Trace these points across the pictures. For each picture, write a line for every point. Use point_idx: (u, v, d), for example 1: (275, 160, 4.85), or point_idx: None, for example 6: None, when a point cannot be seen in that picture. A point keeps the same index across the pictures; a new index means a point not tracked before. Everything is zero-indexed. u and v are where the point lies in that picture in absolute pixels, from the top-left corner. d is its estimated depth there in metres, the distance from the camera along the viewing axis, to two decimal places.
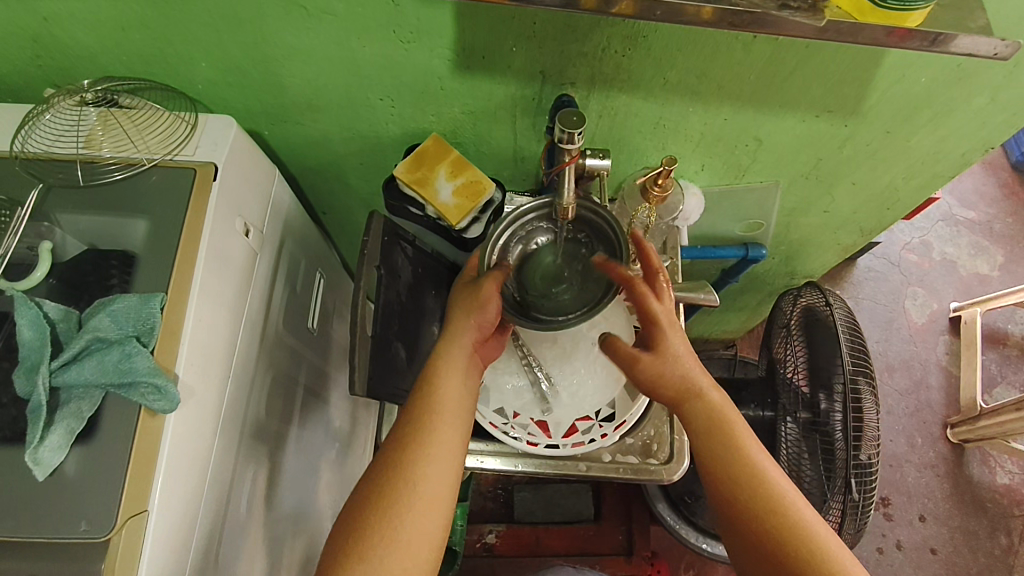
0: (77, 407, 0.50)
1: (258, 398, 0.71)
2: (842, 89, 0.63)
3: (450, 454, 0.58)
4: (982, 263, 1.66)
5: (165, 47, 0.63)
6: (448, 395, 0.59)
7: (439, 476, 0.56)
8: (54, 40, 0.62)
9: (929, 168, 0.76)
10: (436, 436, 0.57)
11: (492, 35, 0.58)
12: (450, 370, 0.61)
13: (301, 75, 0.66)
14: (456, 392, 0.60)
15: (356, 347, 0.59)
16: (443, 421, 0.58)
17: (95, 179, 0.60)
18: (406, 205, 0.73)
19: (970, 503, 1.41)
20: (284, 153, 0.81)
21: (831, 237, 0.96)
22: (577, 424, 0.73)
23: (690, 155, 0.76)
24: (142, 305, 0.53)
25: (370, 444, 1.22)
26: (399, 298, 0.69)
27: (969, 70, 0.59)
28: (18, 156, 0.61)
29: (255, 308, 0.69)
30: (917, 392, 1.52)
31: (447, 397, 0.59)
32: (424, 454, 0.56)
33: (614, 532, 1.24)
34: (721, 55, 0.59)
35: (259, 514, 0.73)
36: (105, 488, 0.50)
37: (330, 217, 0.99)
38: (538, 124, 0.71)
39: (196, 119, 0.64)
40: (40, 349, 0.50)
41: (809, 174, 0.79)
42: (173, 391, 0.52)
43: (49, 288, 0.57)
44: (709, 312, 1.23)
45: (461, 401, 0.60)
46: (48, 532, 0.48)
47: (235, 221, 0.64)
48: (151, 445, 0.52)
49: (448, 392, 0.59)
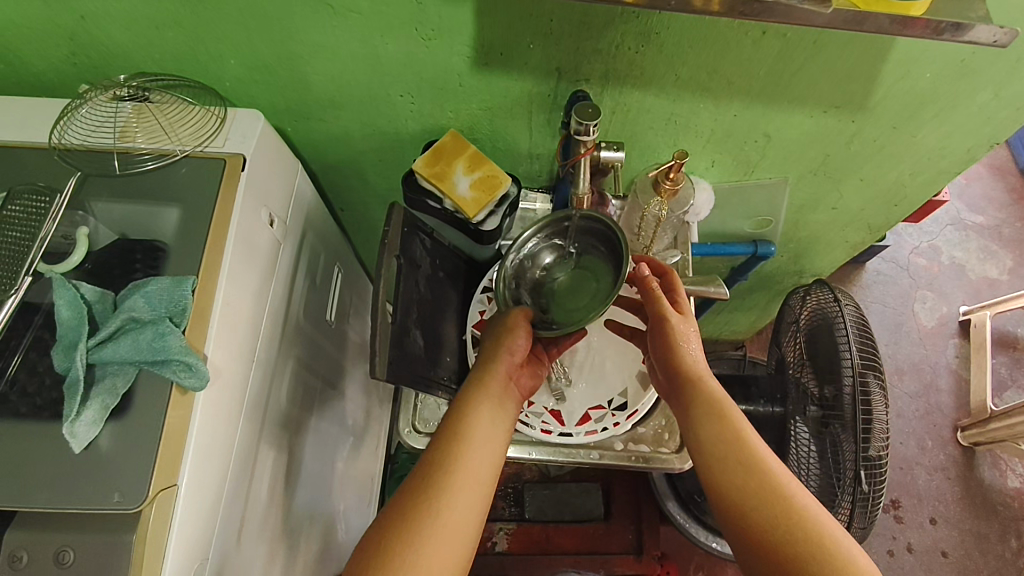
0: (111, 384, 0.52)
1: (280, 385, 0.73)
2: (849, 84, 0.65)
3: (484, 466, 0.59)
4: (991, 267, 1.67)
5: (196, 45, 0.66)
6: (475, 442, 0.59)
7: (469, 498, 0.57)
8: (90, 38, 0.65)
9: (936, 164, 0.78)
10: (462, 483, 0.57)
11: (510, 32, 0.61)
12: (480, 416, 0.61)
13: (325, 72, 0.69)
14: (486, 440, 0.60)
15: (376, 332, 0.61)
16: (469, 467, 0.58)
17: (129, 168, 0.63)
18: (424, 198, 0.75)
19: (980, 506, 1.40)
20: (306, 149, 0.84)
21: (838, 234, 0.97)
22: (590, 412, 0.74)
23: (700, 151, 0.78)
24: (175, 288, 0.56)
25: (383, 440, 1.23)
26: (417, 287, 0.71)
27: (973, 65, 0.61)
28: (56, 148, 0.63)
29: (278, 296, 0.71)
30: (927, 395, 1.52)
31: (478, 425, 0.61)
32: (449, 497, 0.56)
33: (624, 531, 1.24)
34: (731, 51, 0.61)
35: (278, 501, 0.75)
36: (138, 462, 0.52)
37: (348, 214, 1.02)
38: (553, 119, 0.74)
39: (225, 113, 0.67)
40: (77, 328, 0.53)
41: (818, 170, 0.80)
42: (203, 369, 0.54)
43: (84, 272, 0.59)
44: (719, 311, 1.25)
45: (490, 431, 0.61)
46: (84, 504, 0.50)
47: (261, 212, 0.66)
48: (180, 421, 0.54)
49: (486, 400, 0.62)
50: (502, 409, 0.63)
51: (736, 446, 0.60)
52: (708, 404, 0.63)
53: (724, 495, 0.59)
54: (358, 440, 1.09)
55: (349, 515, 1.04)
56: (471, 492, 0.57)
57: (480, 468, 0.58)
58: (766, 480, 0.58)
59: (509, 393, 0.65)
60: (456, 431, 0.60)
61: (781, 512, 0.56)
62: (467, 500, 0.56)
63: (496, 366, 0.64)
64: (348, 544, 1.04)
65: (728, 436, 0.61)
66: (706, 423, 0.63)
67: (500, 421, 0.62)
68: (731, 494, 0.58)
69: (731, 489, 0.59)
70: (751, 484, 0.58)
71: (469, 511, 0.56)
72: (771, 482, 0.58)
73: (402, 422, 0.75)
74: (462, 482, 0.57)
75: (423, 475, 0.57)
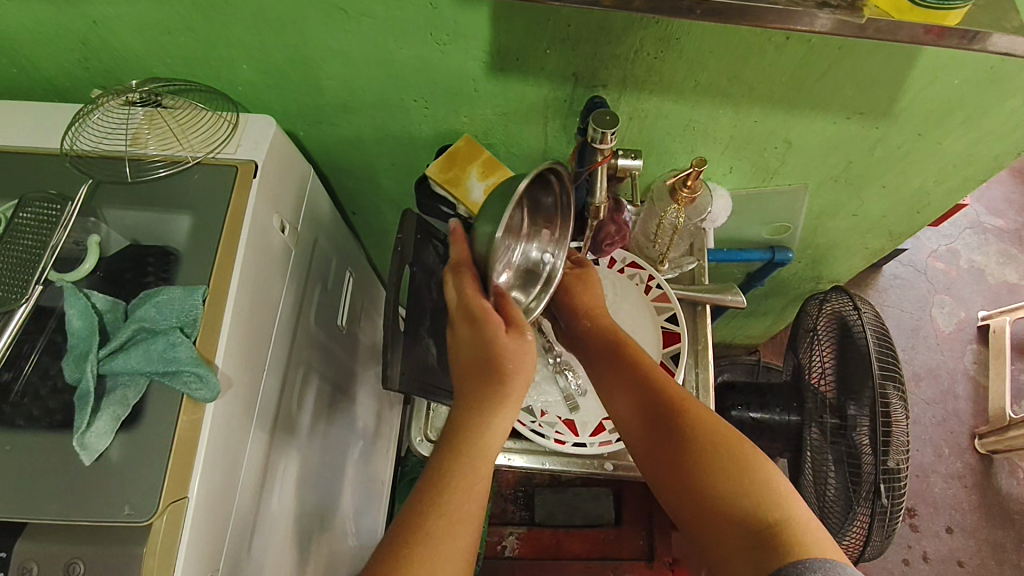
0: (122, 395, 0.52)
1: (290, 392, 0.73)
2: (874, 91, 0.63)
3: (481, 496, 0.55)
4: (1011, 272, 1.64)
5: (208, 50, 0.65)
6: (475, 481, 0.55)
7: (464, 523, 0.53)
8: (102, 42, 0.65)
9: (961, 171, 0.76)
10: (452, 520, 0.52)
11: (527, 38, 0.59)
12: (477, 456, 0.56)
13: (338, 77, 0.68)
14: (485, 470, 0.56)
15: (388, 342, 0.60)
16: (464, 506, 0.53)
17: (141, 175, 0.63)
18: (438, 204, 0.75)
19: (998, 515, 1.38)
20: (318, 153, 0.83)
21: (858, 241, 0.95)
22: (604, 423, 0.73)
23: (719, 157, 0.77)
24: (186, 297, 0.55)
25: (393, 443, 1.23)
26: (430, 295, 0.70)
27: (1004, 72, 0.59)
28: (68, 154, 0.63)
29: (290, 303, 0.70)
30: (944, 401, 1.50)
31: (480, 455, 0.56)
32: (443, 535, 0.52)
33: (636, 537, 1.23)
34: (753, 56, 0.60)
35: (288, 508, 0.74)
36: (149, 476, 0.51)
37: (359, 218, 1.01)
38: (568, 125, 0.72)
39: (237, 118, 0.66)
40: (88, 339, 0.52)
41: (839, 177, 0.79)
42: (213, 380, 0.53)
43: (96, 280, 0.59)
44: (733, 316, 1.23)
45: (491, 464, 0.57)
46: (95, 516, 0.50)
47: (273, 218, 0.65)
48: (191, 433, 0.53)
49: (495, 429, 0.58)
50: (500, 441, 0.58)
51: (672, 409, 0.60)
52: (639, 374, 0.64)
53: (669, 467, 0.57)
54: (368, 444, 1.08)
55: (359, 520, 1.03)
56: (466, 531, 0.53)
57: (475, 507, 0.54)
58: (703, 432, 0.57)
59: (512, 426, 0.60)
60: (446, 467, 0.55)
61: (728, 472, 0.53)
62: (464, 542, 0.52)
63: (495, 395, 0.58)
64: (359, 547, 1.04)
65: (662, 401, 0.61)
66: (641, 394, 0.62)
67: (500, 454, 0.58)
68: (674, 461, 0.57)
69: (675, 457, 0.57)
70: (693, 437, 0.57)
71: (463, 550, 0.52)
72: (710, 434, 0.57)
73: (413, 431, 0.75)
74: (458, 523, 0.52)
75: (413, 515, 0.53)
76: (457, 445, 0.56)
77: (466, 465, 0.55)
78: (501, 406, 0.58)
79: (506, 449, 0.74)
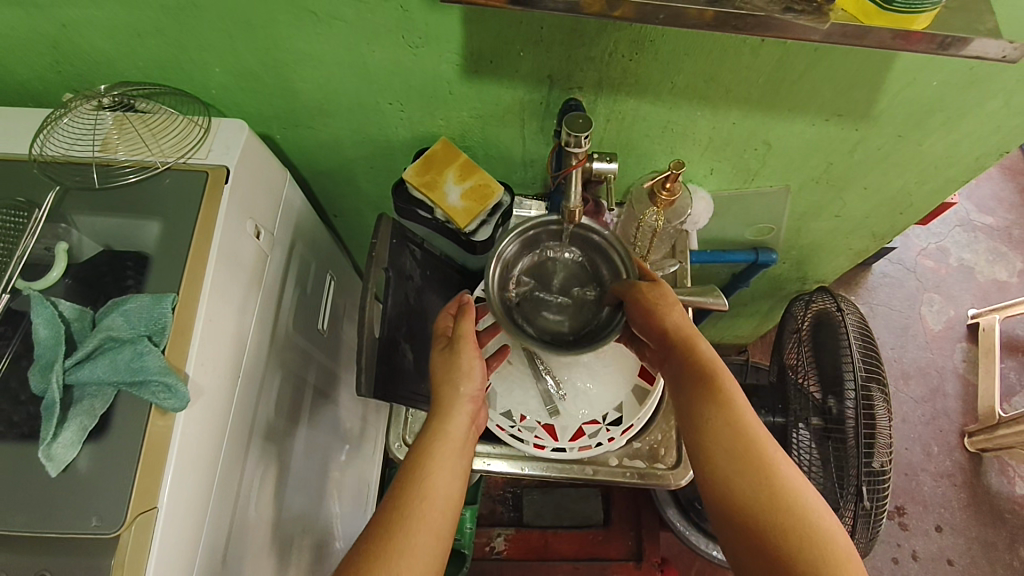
0: (89, 405, 0.51)
1: (268, 398, 0.72)
2: (853, 92, 0.63)
3: (449, 499, 0.57)
4: (1000, 269, 1.64)
5: (180, 54, 0.64)
6: (438, 480, 0.57)
7: (431, 528, 0.54)
8: (72, 46, 0.64)
9: (942, 172, 0.75)
10: (422, 523, 0.54)
11: (500, 41, 0.59)
12: (442, 458, 0.58)
13: (311, 80, 0.67)
14: (447, 476, 0.58)
15: (363, 348, 0.60)
16: (433, 501, 0.55)
17: (110, 181, 0.62)
18: (415, 208, 0.73)
19: (987, 513, 1.38)
20: (296, 156, 0.82)
21: (842, 242, 0.95)
22: (584, 428, 0.73)
23: (698, 158, 0.76)
24: (154, 305, 0.55)
25: (380, 445, 1.22)
26: (406, 299, 0.70)
27: (981, 73, 0.59)
28: (37, 159, 0.62)
29: (266, 307, 0.70)
30: (933, 400, 1.50)
31: (440, 461, 0.58)
32: (415, 528, 0.53)
33: (624, 537, 1.23)
34: (728, 58, 0.59)
35: (267, 514, 0.73)
36: (116, 488, 0.50)
37: (341, 221, 1.00)
38: (546, 127, 0.72)
39: (210, 123, 0.66)
40: (54, 348, 0.51)
41: (820, 178, 0.78)
42: (183, 390, 0.53)
43: (65, 288, 0.58)
44: (720, 316, 1.23)
45: (454, 470, 0.58)
46: (62, 529, 0.49)
47: (247, 224, 0.65)
48: (161, 443, 0.53)
49: (453, 431, 0.60)
50: (466, 445, 0.61)
51: (748, 459, 0.55)
52: (717, 410, 0.57)
53: (739, 529, 0.54)
54: (353, 447, 1.08)
55: (345, 524, 1.03)
56: (436, 526, 0.54)
57: (443, 501, 0.56)
58: (784, 492, 0.53)
59: (470, 432, 0.63)
60: (415, 470, 0.57)
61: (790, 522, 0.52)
62: (430, 535, 0.54)
63: (454, 400, 0.62)
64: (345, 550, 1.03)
65: (729, 433, 0.56)
66: (715, 432, 0.57)
67: (463, 463, 0.60)
68: (746, 520, 0.53)
69: (748, 507, 0.53)
70: (772, 483, 0.53)
71: (437, 545, 0.54)
72: (788, 491, 0.53)
73: (392, 436, 0.74)
74: (426, 519, 0.54)
75: (387, 514, 0.55)
76: (423, 451, 0.59)
77: (433, 464, 0.58)
78: (457, 412, 0.61)
79: (485, 454, 0.73)
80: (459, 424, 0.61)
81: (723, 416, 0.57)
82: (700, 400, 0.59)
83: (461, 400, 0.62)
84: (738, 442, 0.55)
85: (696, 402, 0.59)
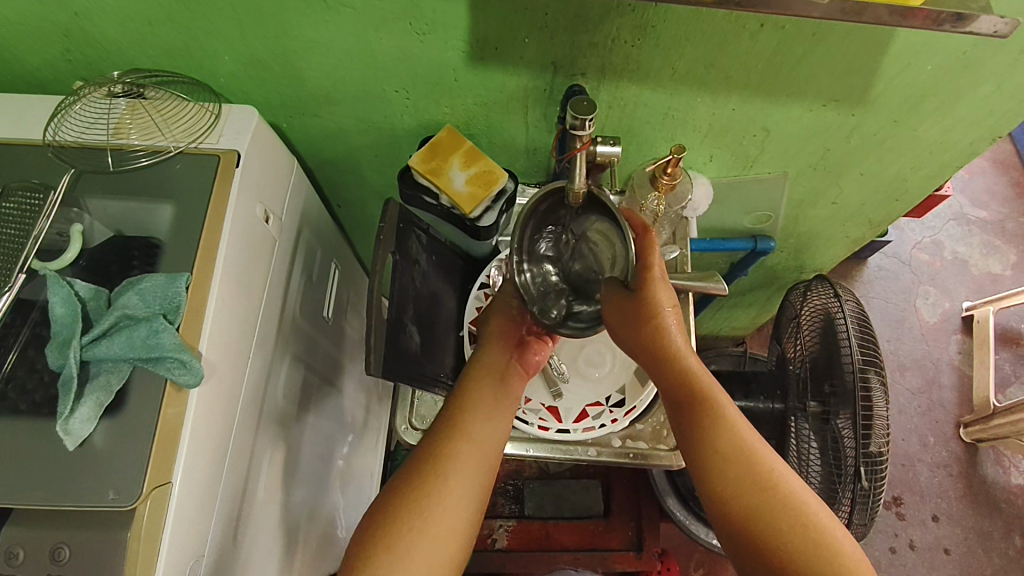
0: (105, 381, 0.52)
1: (276, 382, 0.73)
2: (849, 77, 0.64)
3: (476, 469, 0.61)
4: (994, 262, 1.66)
5: (190, 41, 0.65)
6: (466, 449, 0.61)
7: (454, 499, 0.59)
8: (84, 34, 0.65)
9: (936, 158, 0.77)
10: (443, 497, 0.58)
11: (505, 27, 0.60)
12: (473, 424, 0.63)
13: (320, 67, 0.68)
14: (474, 446, 0.62)
15: (372, 328, 0.61)
16: (460, 470, 0.60)
17: (123, 164, 0.63)
18: (421, 194, 0.75)
19: (983, 502, 1.40)
20: (302, 145, 0.84)
21: (838, 229, 0.96)
22: (588, 409, 0.74)
23: (698, 145, 0.78)
24: (168, 284, 0.56)
25: (382, 436, 1.23)
26: (413, 284, 0.71)
27: (974, 58, 0.61)
28: (51, 144, 0.63)
29: (275, 293, 0.71)
30: (929, 391, 1.51)
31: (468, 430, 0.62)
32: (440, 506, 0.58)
33: (625, 526, 1.24)
34: (728, 44, 0.61)
35: (275, 497, 0.74)
36: (131, 461, 0.51)
37: (345, 211, 1.01)
38: (549, 114, 0.73)
39: (220, 109, 0.67)
40: (71, 325, 0.53)
41: (817, 165, 0.80)
42: (197, 366, 0.54)
43: (79, 269, 0.59)
44: (719, 307, 1.24)
45: (482, 438, 0.63)
46: (78, 501, 0.50)
47: (256, 208, 0.66)
48: (174, 418, 0.54)
49: (482, 398, 0.64)
50: (496, 409, 0.65)
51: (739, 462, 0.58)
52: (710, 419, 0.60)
53: (737, 531, 0.56)
54: (357, 437, 1.09)
55: (350, 514, 1.04)
56: (459, 495, 0.59)
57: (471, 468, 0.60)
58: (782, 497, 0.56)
59: (506, 400, 0.66)
60: (441, 448, 0.61)
61: (790, 523, 0.55)
62: (454, 501, 0.59)
63: (487, 372, 0.66)
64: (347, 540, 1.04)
65: (727, 442, 0.58)
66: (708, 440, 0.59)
67: (494, 430, 0.63)
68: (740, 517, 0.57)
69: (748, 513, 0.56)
70: (769, 489, 0.56)
71: (459, 514, 0.58)
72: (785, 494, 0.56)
73: (399, 419, 0.75)
74: (452, 487, 0.59)
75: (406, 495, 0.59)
76: (451, 427, 0.62)
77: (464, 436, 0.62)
78: (488, 376, 0.66)
79: None
80: (490, 393, 0.65)
81: (723, 428, 0.59)
82: (700, 408, 0.60)
83: (491, 371, 0.66)
84: (735, 449, 0.58)
85: (689, 417, 0.61)
